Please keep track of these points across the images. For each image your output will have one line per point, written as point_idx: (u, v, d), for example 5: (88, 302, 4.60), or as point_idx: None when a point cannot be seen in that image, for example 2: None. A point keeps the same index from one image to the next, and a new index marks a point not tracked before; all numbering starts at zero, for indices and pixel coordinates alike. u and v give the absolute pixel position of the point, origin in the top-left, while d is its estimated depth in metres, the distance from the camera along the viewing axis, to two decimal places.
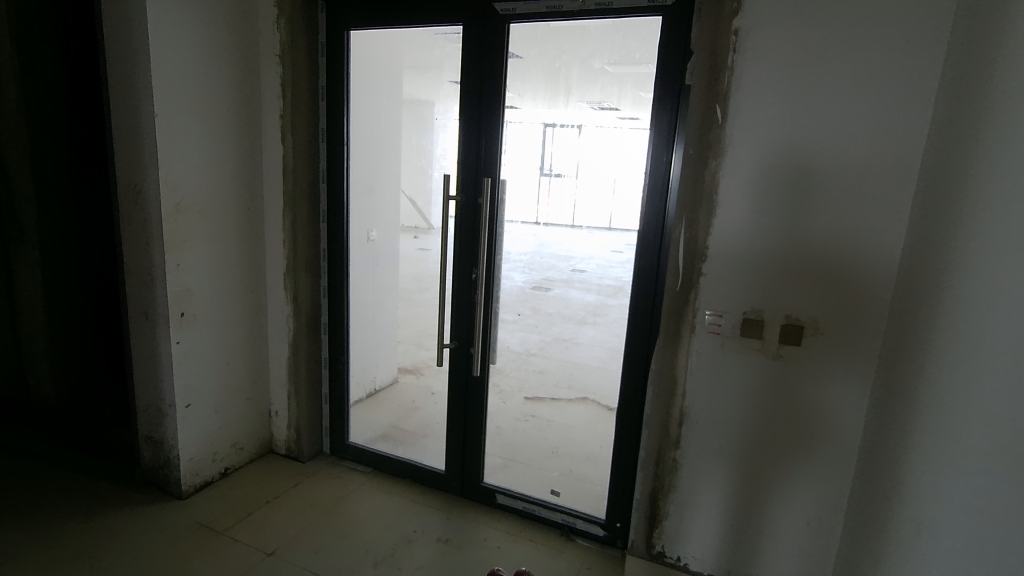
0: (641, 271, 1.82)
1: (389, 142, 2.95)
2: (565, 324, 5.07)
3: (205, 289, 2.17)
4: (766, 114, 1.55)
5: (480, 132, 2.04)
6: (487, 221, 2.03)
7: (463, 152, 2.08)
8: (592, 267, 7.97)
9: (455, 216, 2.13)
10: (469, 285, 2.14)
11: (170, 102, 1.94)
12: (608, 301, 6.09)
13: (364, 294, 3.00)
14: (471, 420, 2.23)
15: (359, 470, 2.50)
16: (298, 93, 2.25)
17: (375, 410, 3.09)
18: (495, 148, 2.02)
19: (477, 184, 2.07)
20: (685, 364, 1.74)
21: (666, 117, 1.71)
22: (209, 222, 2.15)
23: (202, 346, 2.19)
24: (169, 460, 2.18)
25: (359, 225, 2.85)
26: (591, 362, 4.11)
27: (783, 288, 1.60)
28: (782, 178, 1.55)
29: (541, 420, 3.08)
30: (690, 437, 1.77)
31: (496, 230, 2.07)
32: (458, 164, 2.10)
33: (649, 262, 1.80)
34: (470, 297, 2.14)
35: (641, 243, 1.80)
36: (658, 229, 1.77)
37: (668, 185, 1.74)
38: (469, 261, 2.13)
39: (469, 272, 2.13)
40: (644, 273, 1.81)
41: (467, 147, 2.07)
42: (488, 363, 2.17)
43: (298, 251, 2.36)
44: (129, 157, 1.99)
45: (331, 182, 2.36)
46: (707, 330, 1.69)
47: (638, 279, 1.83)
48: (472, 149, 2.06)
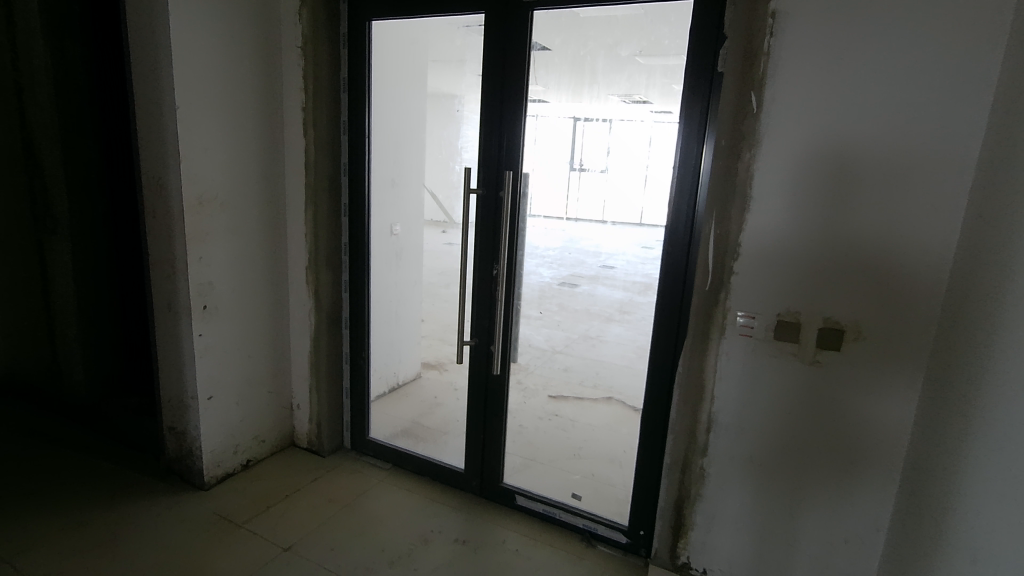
0: (666, 268, 1.73)
1: (414, 136, 2.92)
2: (591, 321, 4.99)
3: (227, 283, 2.17)
4: (804, 101, 1.44)
5: (501, 124, 1.98)
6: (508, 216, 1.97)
7: (483, 144, 2.02)
8: (621, 264, 7.84)
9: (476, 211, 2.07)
10: (489, 281, 2.08)
11: (192, 95, 1.94)
12: (637, 298, 5.98)
13: (387, 290, 2.99)
14: (490, 420, 2.18)
15: (378, 466, 2.48)
16: (319, 86, 2.23)
17: (396, 405, 3.07)
18: (518, 139, 1.96)
19: (498, 178, 2.01)
20: (712, 367, 1.65)
21: (697, 107, 1.62)
22: (231, 216, 2.15)
23: (224, 339, 2.20)
24: (192, 451, 2.20)
25: (382, 221, 2.83)
26: (617, 360, 4.01)
27: (821, 289, 1.50)
28: (820, 171, 1.45)
29: (565, 419, 3.01)
30: (717, 445, 1.68)
31: (518, 225, 2.01)
32: (480, 157, 2.04)
33: (675, 259, 1.71)
34: (490, 295, 2.09)
35: (669, 240, 1.70)
36: (686, 224, 1.68)
37: (699, 178, 1.64)
38: (489, 256, 2.07)
39: (490, 269, 2.07)
40: (672, 270, 1.71)
41: (488, 139, 2.01)
42: (508, 362, 2.12)
43: (320, 244, 2.34)
44: (153, 150, 1.99)
45: (352, 176, 2.34)
46: (739, 332, 1.60)
47: (664, 277, 1.74)
48: (492, 142, 2.00)
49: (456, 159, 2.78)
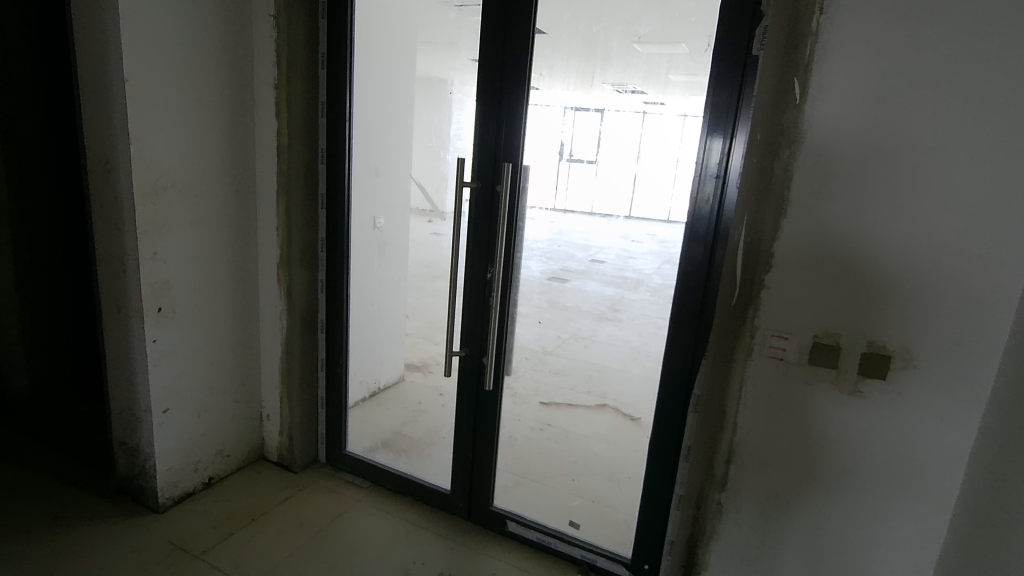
0: (685, 276, 1.56)
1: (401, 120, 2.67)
2: (583, 319, 4.80)
3: (187, 283, 1.93)
4: (857, 90, 1.23)
5: (500, 110, 1.75)
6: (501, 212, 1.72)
7: (479, 131, 1.79)
8: (611, 258, 7.66)
9: (468, 207, 1.84)
10: (481, 286, 1.87)
11: (144, 65, 1.68)
12: (629, 295, 5.80)
13: (369, 289, 2.76)
14: (481, 438, 1.98)
15: (356, 483, 2.27)
16: (294, 61, 1.97)
17: (377, 412, 2.85)
18: (518, 128, 1.74)
19: (494, 171, 1.79)
20: (737, 392, 1.46)
21: (725, 98, 1.44)
22: (192, 206, 1.90)
23: (183, 345, 1.96)
24: (145, 469, 1.97)
25: (364, 214, 2.59)
26: (611, 363, 3.83)
27: (866, 308, 1.30)
28: (872, 173, 1.25)
29: (558, 430, 2.82)
30: (738, 478, 1.50)
31: (515, 224, 1.80)
32: (475, 145, 1.81)
33: (696, 267, 1.54)
34: (483, 302, 1.88)
35: (688, 246, 1.55)
36: (708, 229, 1.51)
37: (725, 178, 1.46)
38: (483, 258, 1.85)
39: (483, 273, 1.86)
40: (689, 279, 1.56)
41: (483, 126, 1.78)
42: (501, 376, 1.91)
43: (293, 240, 2.09)
44: (99, 129, 1.73)
45: (330, 164, 2.09)
46: (767, 354, 1.41)
47: (683, 286, 1.57)
48: (490, 129, 1.77)
49: (447, 148, 2.54)
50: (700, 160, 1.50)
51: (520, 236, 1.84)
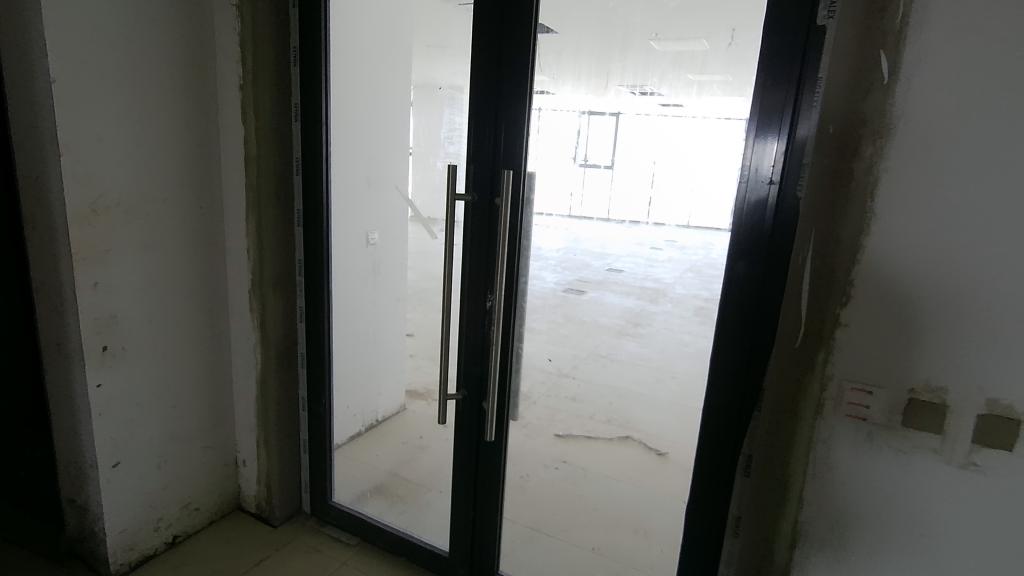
0: (729, 307, 1.25)
1: (393, 124, 2.39)
2: (601, 335, 4.48)
3: (139, 316, 1.66)
4: (971, 64, 0.92)
5: (498, 107, 1.46)
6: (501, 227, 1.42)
7: (472, 133, 1.49)
8: (629, 267, 7.33)
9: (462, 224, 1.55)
10: (481, 317, 1.57)
11: (75, 63, 1.41)
12: (649, 307, 5.46)
13: (362, 313, 2.48)
14: (483, 495, 1.67)
15: (342, 540, 1.98)
16: (261, 57, 1.70)
17: (374, 449, 2.57)
18: (521, 127, 1.44)
19: (493, 179, 1.49)
20: (804, 457, 1.14)
21: (782, 85, 1.12)
22: (143, 228, 1.63)
23: (136, 388, 1.69)
24: (95, 532, 1.70)
25: (353, 230, 2.31)
26: (633, 385, 3.51)
27: (985, 355, 0.96)
28: (991, 173, 0.92)
29: (575, 469, 2.51)
30: (806, 567, 1.17)
31: (518, 245, 1.50)
32: (469, 151, 1.51)
33: (743, 296, 1.22)
34: (483, 334, 1.58)
35: (733, 275, 1.23)
36: (759, 254, 1.19)
37: (780, 188, 1.14)
38: (482, 283, 1.55)
39: (482, 301, 1.56)
40: (736, 317, 1.24)
41: (478, 127, 1.48)
42: (506, 423, 1.61)
43: (265, 264, 1.82)
44: (27, 140, 1.47)
45: (307, 175, 1.81)
46: (845, 413, 1.08)
47: (726, 319, 1.26)
48: (486, 131, 1.48)
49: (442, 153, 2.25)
50: (747, 162, 1.18)
51: (524, 255, 1.53)
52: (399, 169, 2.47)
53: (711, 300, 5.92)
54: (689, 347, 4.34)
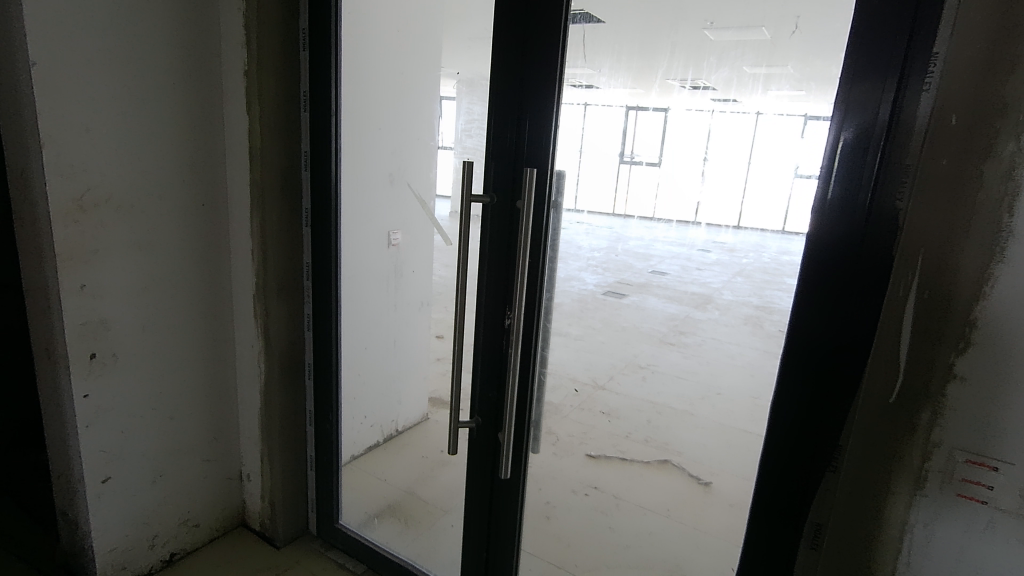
0: (795, 345, 0.98)
1: (418, 115, 2.21)
2: (641, 344, 4.21)
3: (132, 321, 1.54)
4: None
5: (523, 97, 1.25)
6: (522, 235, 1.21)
7: (492, 126, 1.28)
8: (674, 270, 6.99)
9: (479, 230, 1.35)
10: (498, 336, 1.37)
11: (57, 43, 1.29)
12: (694, 313, 5.13)
13: (381, 318, 2.32)
14: (497, 537, 1.47)
15: (348, 567, 1.82)
16: (266, 41, 1.54)
17: (391, 463, 2.41)
18: (549, 119, 1.23)
19: (515, 179, 1.29)
20: (895, 543, 0.90)
21: (882, 63, 0.85)
22: (137, 226, 1.51)
23: (129, 398, 1.57)
24: (84, 549, 1.59)
25: (372, 229, 2.14)
26: (673, 401, 3.24)
27: None
28: None
29: (606, 497, 2.28)
30: None
31: (541, 255, 1.29)
32: (488, 147, 1.30)
33: (815, 332, 0.96)
34: (501, 356, 1.38)
35: (805, 309, 0.96)
36: (841, 284, 0.92)
37: (876, 199, 0.87)
38: (501, 298, 1.35)
39: (500, 319, 1.36)
40: (806, 362, 0.97)
41: (498, 119, 1.27)
42: (524, 458, 1.41)
43: (270, 267, 1.67)
44: (11, 129, 1.36)
45: (316, 171, 1.65)
46: (957, 493, 0.83)
47: (792, 360, 0.99)
48: (508, 124, 1.27)
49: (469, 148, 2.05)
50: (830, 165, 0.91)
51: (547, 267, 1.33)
52: (423, 163, 2.29)
53: (762, 307, 5.53)
54: (737, 360, 4.02)
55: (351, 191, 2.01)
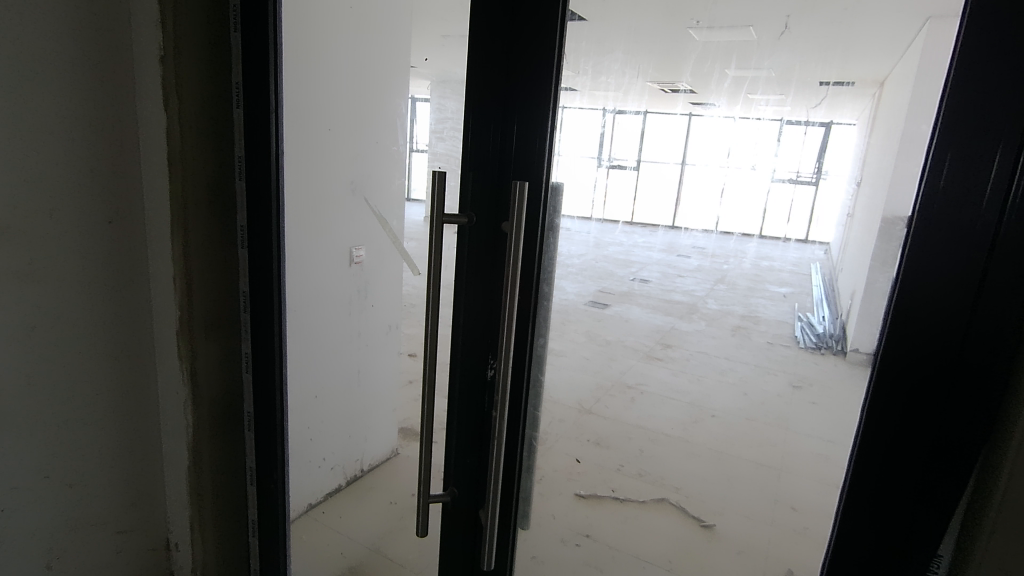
0: (875, 416, 0.77)
1: (381, 115, 1.90)
2: (628, 359, 3.98)
3: (11, 371, 1.22)
4: None
5: (511, 91, 0.97)
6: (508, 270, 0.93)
7: (470, 128, 1.00)
8: (656, 277, 6.81)
9: (455, 258, 1.07)
10: (480, 390, 1.10)
11: None
12: (680, 325, 4.92)
13: (342, 348, 2.02)
14: None
15: None
16: (186, 22, 1.23)
17: (355, 513, 2.11)
18: (545, 120, 0.96)
19: (500, 196, 1.01)
20: None
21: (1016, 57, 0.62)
22: (16, 251, 1.19)
23: (8, 466, 1.24)
24: None
25: (329, 248, 1.84)
26: (666, 425, 3.00)
27: None
28: None
29: (599, 547, 2.02)
30: None
31: (531, 294, 1.01)
32: (464, 154, 1.02)
33: (902, 400, 0.75)
34: (483, 414, 1.10)
35: (892, 373, 0.75)
36: (944, 343, 0.71)
37: (999, 238, 0.66)
38: (483, 342, 1.08)
39: (482, 369, 1.09)
40: (891, 436, 0.76)
41: (479, 119, 0.99)
42: (509, 543, 1.12)
43: (195, 299, 1.36)
44: None
45: (251, 181, 1.33)
46: None
47: (865, 451, 0.78)
48: (490, 126, 0.99)
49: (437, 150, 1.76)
50: (933, 191, 0.68)
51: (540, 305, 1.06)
52: (387, 170, 1.99)
53: (749, 317, 5.37)
54: (729, 377, 3.81)
55: (301, 203, 1.71)
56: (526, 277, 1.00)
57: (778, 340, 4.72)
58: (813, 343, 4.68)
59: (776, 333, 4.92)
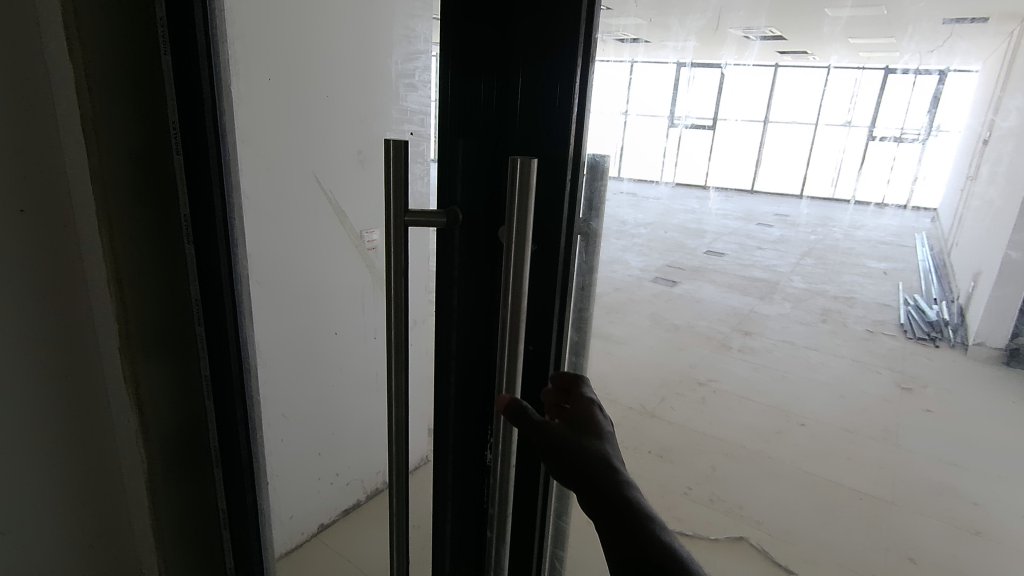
0: None
1: (341, 55, 1.41)
2: (698, 349, 3.49)
3: None
4: None
5: (508, 9, 0.58)
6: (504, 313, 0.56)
7: (449, 80, 0.62)
8: (731, 250, 6.14)
9: (436, 285, 0.69)
10: (477, 472, 0.75)
11: None
12: (759, 307, 4.34)
13: (342, 352, 1.66)
14: None
15: None
16: None
17: (373, 537, 1.82)
18: (571, 50, 0.55)
19: (499, 184, 0.63)
20: None
21: None
22: None
23: None
24: None
25: (308, 236, 1.46)
26: (743, 436, 2.55)
27: None
28: None
29: None
30: None
31: (549, 343, 0.65)
32: (441, 116, 0.64)
33: None
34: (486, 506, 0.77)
35: None
36: None
37: None
38: (485, 410, 0.73)
39: (481, 443, 0.74)
40: None
41: (459, 62, 0.61)
42: None
43: (132, 311, 1.04)
44: None
45: (189, 156, 0.99)
46: None
47: None
48: (479, 68, 0.60)
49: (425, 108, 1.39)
50: None
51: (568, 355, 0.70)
52: (361, 127, 1.50)
53: (841, 298, 4.69)
54: (819, 374, 3.26)
55: (258, 186, 1.32)
56: (540, 319, 0.64)
57: (878, 328, 4.06)
58: (922, 332, 3.99)
59: (875, 319, 4.24)
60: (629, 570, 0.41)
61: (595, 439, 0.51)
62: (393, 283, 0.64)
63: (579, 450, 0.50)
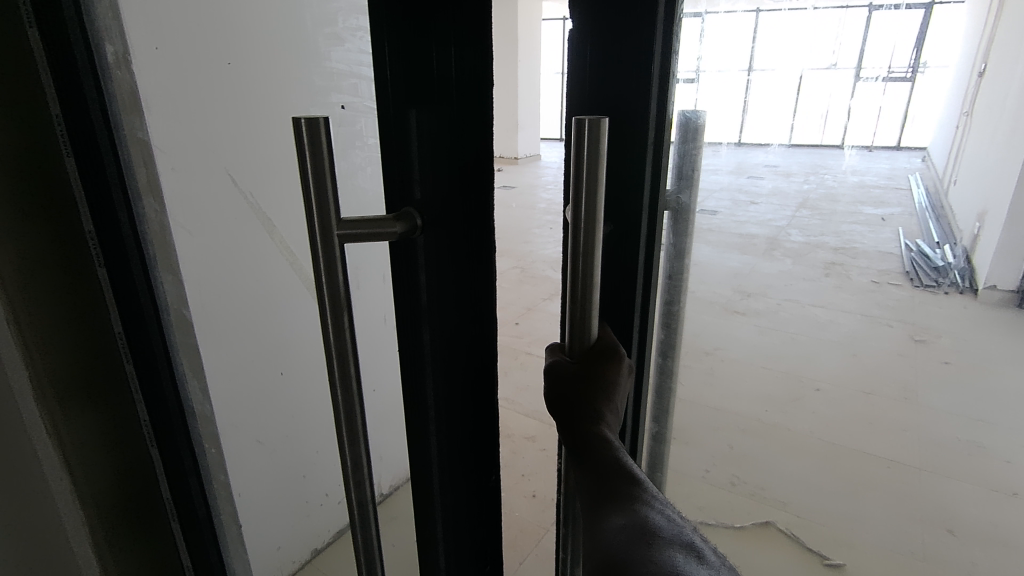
0: None
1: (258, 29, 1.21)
2: (701, 315, 3.34)
3: None
4: None
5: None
6: (572, 308, 0.61)
7: (396, 78, 0.58)
8: (724, 207, 5.95)
9: (407, 311, 0.65)
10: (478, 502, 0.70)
11: None
12: (759, 265, 4.18)
13: (296, 383, 1.45)
14: None
15: None
16: None
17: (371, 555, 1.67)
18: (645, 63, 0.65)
19: (463, 177, 0.58)
20: None
21: None
22: None
23: None
24: None
25: (252, 232, 1.28)
26: (758, 407, 2.41)
27: None
28: None
29: None
30: None
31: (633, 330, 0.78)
32: (387, 122, 0.60)
33: None
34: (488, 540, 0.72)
35: None
36: None
37: None
38: (472, 436, 0.67)
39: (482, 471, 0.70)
40: None
41: (403, 64, 0.57)
42: None
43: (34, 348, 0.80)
44: None
45: (75, 145, 0.78)
46: None
47: None
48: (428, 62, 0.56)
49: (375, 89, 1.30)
50: None
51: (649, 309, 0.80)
52: (284, 92, 1.28)
53: (842, 249, 4.54)
54: (829, 332, 3.12)
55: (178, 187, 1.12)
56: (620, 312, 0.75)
57: (884, 278, 3.91)
58: (929, 278, 3.84)
59: (879, 268, 4.09)
60: (597, 492, 0.48)
61: (601, 394, 0.58)
62: (331, 317, 0.50)
63: (573, 395, 0.58)
